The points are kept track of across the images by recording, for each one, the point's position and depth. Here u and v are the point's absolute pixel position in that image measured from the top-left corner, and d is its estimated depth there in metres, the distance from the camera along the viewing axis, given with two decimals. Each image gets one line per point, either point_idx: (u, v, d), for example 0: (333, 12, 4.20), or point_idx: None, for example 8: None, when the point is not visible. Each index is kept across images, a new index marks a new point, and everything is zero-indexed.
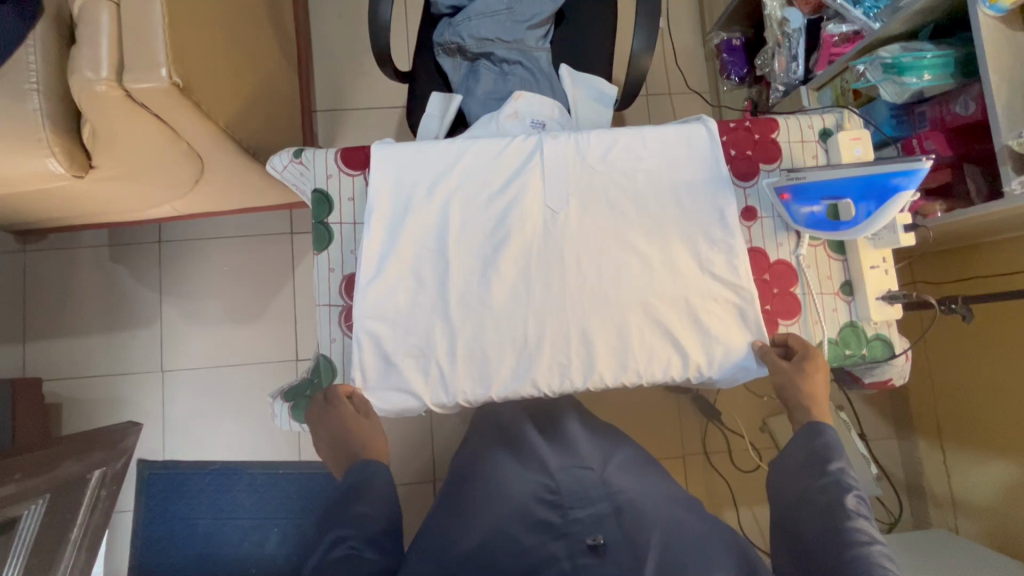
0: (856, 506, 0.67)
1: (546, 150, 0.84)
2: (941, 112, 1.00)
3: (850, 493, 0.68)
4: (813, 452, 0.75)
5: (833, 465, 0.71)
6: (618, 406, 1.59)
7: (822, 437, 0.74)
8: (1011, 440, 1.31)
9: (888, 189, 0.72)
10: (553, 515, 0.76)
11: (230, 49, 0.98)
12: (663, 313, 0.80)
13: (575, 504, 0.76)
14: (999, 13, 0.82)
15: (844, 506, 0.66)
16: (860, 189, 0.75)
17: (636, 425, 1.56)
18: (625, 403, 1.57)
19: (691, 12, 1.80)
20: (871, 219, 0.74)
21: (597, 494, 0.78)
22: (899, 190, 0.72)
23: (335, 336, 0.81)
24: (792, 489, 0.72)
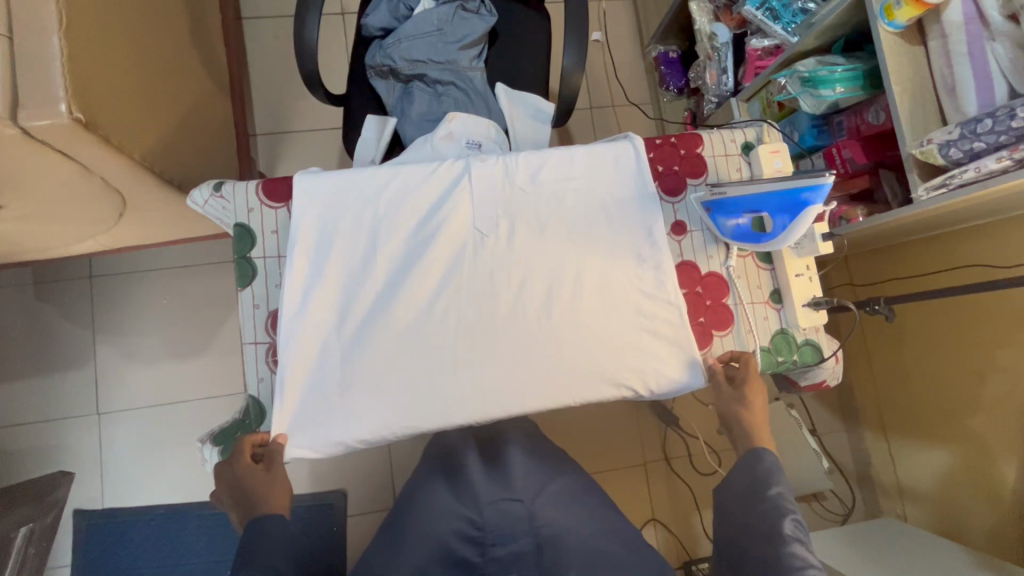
0: (794, 531, 0.70)
1: (473, 175, 0.83)
2: (857, 121, 1.03)
3: (788, 519, 0.70)
4: (748, 465, 0.77)
5: (772, 491, 0.73)
6: (577, 419, 1.58)
7: (763, 462, 0.76)
8: (946, 428, 1.37)
9: (798, 204, 0.73)
10: (473, 553, 0.82)
11: (145, 80, 0.94)
12: (594, 332, 0.82)
13: (496, 542, 0.82)
14: (897, 29, 0.86)
15: (781, 532, 0.69)
16: (775, 206, 0.76)
17: (596, 436, 1.57)
18: (583, 415, 1.57)
19: (630, 26, 1.84)
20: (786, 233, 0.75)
21: (522, 530, 0.83)
22: (808, 205, 0.73)
23: (262, 374, 0.79)
24: (738, 518, 0.75)
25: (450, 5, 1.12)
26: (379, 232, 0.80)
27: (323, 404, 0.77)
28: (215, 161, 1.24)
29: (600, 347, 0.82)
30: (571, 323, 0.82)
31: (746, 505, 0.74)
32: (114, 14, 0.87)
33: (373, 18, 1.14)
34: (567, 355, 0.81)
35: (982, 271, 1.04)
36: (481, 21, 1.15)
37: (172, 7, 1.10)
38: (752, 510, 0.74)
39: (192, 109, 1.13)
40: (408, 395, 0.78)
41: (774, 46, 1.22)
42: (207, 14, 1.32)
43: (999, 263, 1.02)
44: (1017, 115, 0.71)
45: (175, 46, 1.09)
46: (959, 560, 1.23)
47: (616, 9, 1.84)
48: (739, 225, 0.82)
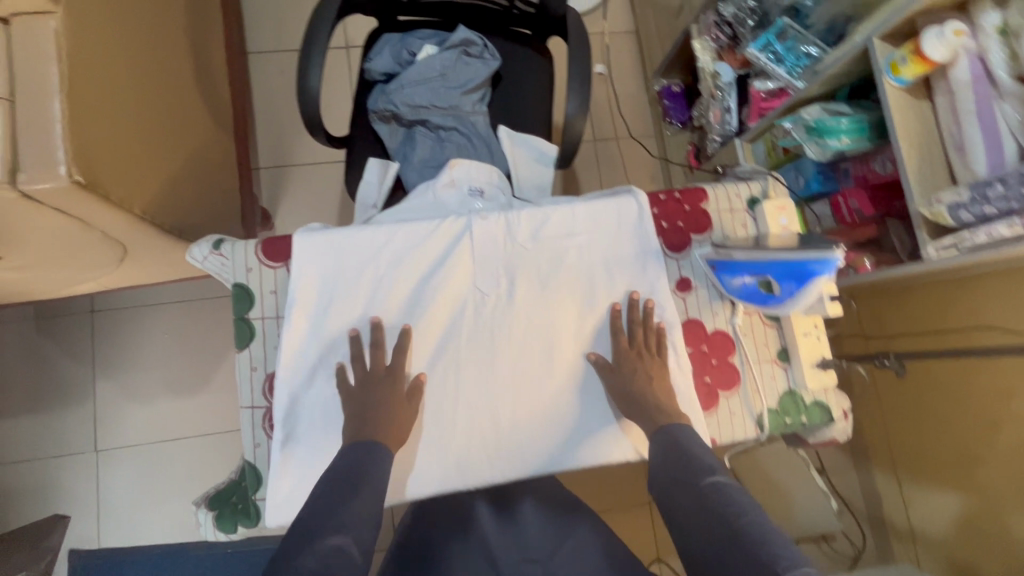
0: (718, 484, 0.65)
1: (475, 232, 0.82)
2: (863, 169, 1.03)
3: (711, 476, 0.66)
4: None
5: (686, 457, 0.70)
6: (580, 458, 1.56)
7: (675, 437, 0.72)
8: (957, 473, 1.35)
9: (806, 274, 0.72)
10: None
11: (146, 131, 0.94)
12: (597, 393, 0.81)
13: None
14: (903, 84, 0.86)
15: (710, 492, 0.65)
16: (783, 273, 0.75)
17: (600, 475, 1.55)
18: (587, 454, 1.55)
19: (632, 59, 1.84)
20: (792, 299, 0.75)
21: None
22: (815, 276, 0.72)
23: (258, 442, 0.76)
24: (675, 504, 0.68)
25: (452, 50, 1.12)
26: (378, 291, 0.79)
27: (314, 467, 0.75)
28: (216, 201, 1.23)
29: (603, 406, 0.81)
30: (573, 383, 0.81)
31: (675, 476, 0.69)
32: (116, 69, 0.87)
33: (375, 63, 1.14)
34: (570, 414, 0.80)
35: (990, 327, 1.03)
36: (483, 65, 1.14)
37: (175, 53, 1.10)
38: (678, 484, 0.68)
39: (194, 153, 1.13)
40: (408, 458, 0.77)
41: (778, 88, 1.22)
42: (211, 55, 1.32)
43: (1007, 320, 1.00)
44: None
45: (178, 92, 1.09)
46: None
47: (618, 42, 1.84)
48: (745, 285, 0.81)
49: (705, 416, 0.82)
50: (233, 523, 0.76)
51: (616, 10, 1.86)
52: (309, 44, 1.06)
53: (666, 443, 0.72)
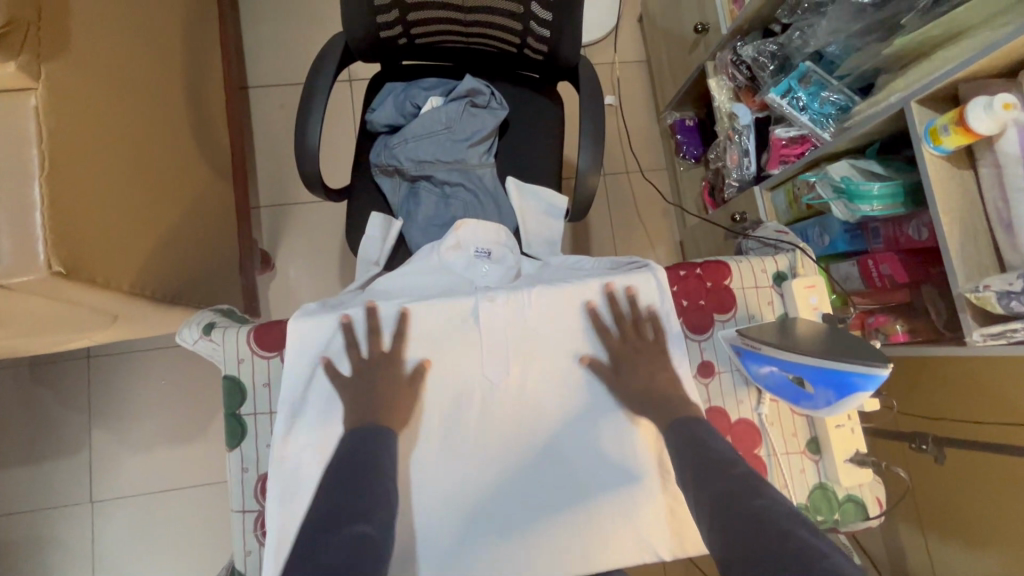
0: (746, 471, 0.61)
1: (483, 317, 0.77)
2: (895, 232, 0.95)
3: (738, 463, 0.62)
4: None
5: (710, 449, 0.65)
6: None
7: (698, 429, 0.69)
8: (988, 535, 1.28)
9: (847, 385, 0.65)
10: None
11: (136, 198, 0.89)
12: (615, 490, 0.75)
13: None
14: (943, 152, 0.79)
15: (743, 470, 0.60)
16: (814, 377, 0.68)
17: None
18: None
19: (644, 90, 1.78)
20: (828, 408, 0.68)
21: None
22: (857, 388, 0.64)
23: (249, 548, 0.71)
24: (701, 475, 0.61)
25: (458, 101, 1.07)
26: (379, 383, 0.75)
27: None
28: (214, 252, 1.19)
29: (619, 507, 0.74)
30: (588, 479, 0.75)
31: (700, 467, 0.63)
32: (103, 139, 0.82)
33: (378, 115, 1.09)
34: (584, 515, 0.74)
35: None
36: (491, 116, 1.09)
37: (169, 106, 1.06)
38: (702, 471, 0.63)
39: (189, 209, 1.09)
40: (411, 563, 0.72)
41: (800, 135, 1.15)
42: (209, 97, 1.28)
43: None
44: None
45: (171, 146, 1.04)
46: None
47: (629, 72, 1.79)
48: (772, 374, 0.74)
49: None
50: None
51: (625, 39, 1.80)
52: (309, 99, 1.01)
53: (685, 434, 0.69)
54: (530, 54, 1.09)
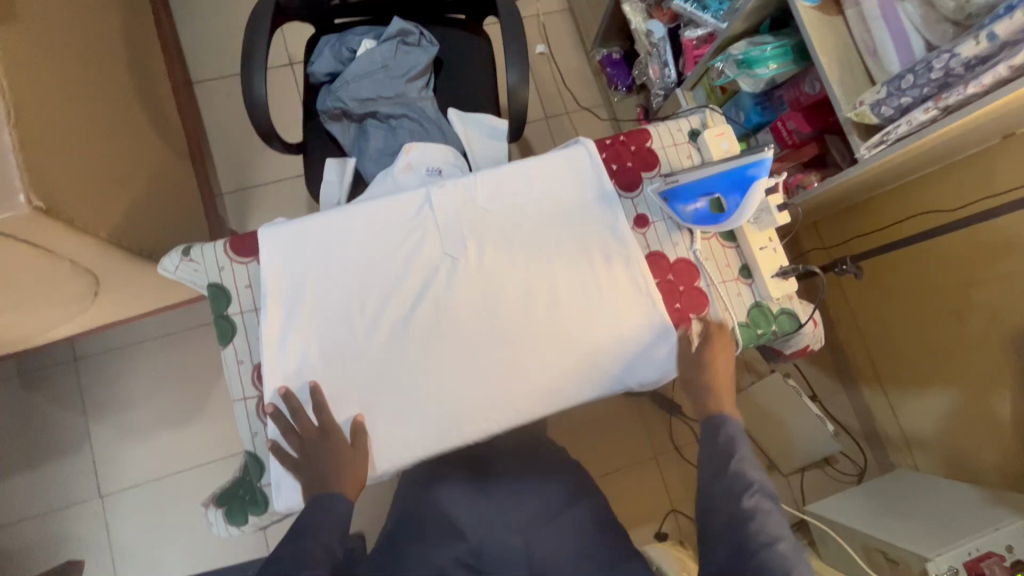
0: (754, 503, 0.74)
1: (435, 201, 0.85)
2: (796, 93, 1.07)
3: (750, 494, 0.74)
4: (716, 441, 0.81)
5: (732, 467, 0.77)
6: (584, 429, 1.59)
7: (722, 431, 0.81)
8: (933, 372, 1.40)
9: (746, 180, 0.80)
10: None
11: (99, 157, 0.95)
12: (577, 332, 0.84)
13: None
14: (813, 3, 0.90)
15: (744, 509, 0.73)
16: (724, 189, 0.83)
17: (606, 438, 1.58)
18: (588, 422, 1.59)
19: (571, 33, 1.88)
20: (739, 209, 0.81)
21: None
22: (755, 180, 0.79)
23: (256, 430, 0.78)
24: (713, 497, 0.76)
25: (391, 41, 1.16)
26: (349, 272, 0.82)
27: (308, 442, 0.77)
28: (180, 226, 1.24)
29: (581, 349, 0.84)
30: (551, 328, 0.84)
31: (721, 487, 0.76)
32: (63, 103, 0.88)
33: (318, 65, 1.17)
34: (554, 359, 0.83)
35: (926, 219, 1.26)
36: (423, 52, 1.18)
37: (120, 85, 1.12)
38: (720, 497, 0.76)
39: (155, 182, 1.15)
40: (407, 425, 0.79)
41: (707, 33, 1.26)
42: (157, 86, 1.33)
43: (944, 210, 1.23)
44: (933, 67, 0.73)
45: (126, 119, 1.10)
46: (971, 501, 1.24)
47: (555, 19, 1.88)
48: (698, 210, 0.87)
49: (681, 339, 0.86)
50: (243, 515, 0.77)
51: None
52: (251, 51, 1.07)
53: (718, 448, 0.80)
54: None
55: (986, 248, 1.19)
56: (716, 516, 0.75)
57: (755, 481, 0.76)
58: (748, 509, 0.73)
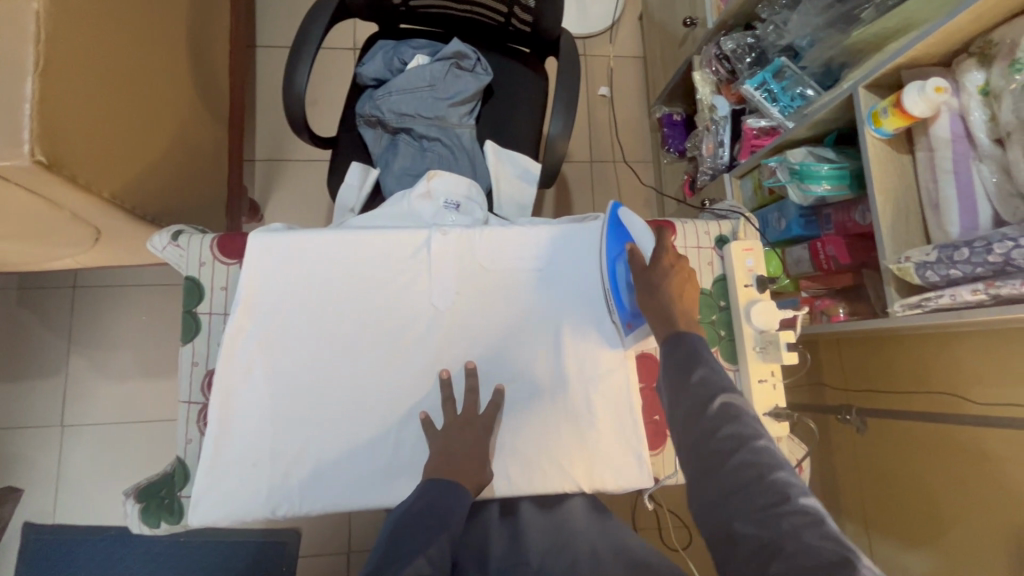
0: (727, 404, 0.60)
1: (433, 247, 0.81)
2: (843, 218, 1.00)
3: (721, 396, 0.60)
4: (680, 350, 0.66)
5: (696, 374, 0.63)
6: None
7: (685, 343, 0.66)
8: (928, 534, 1.27)
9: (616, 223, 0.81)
10: None
11: (125, 116, 0.94)
12: (540, 420, 0.79)
13: None
14: (884, 136, 0.83)
15: (716, 410, 0.59)
16: (621, 244, 0.80)
17: None
18: None
19: (638, 83, 1.82)
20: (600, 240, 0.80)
21: None
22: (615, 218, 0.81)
23: (191, 437, 0.76)
24: (679, 412, 0.61)
25: (444, 62, 1.12)
26: (327, 298, 0.78)
27: (238, 463, 0.74)
28: (195, 191, 1.23)
29: (537, 439, 0.79)
30: (515, 407, 0.79)
31: (684, 401, 0.61)
32: (101, 56, 0.88)
33: (366, 68, 1.15)
34: (510, 442, 0.79)
35: (952, 397, 1.07)
36: (475, 79, 1.14)
37: (173, 42, 1.11)
38: (682, 413, 0.61)
39: (180, 144, 1.14)
40: (340, 472, 0.75)
41: (770, 126, 1.19)
42: (212, 46, 1.33)
43: (970, 396, 1.03)
44: (993, 249, 0.66)
45: (169, 78, 1.09)
46: None
47: (625, 65, 1.83)
48: (616, 282, 0.79)
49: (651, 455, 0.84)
50: (156, 519, 0.75)
51: (626, 34, 1.85)
52: (303, 40, 1.05)
53: (679, 353, 0.66)
54: (517, 24, 1.13)
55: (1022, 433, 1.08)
56: (681, 435, 0.60)
57: (722, 385, 0.61)
58: (718, 416, 0.59)
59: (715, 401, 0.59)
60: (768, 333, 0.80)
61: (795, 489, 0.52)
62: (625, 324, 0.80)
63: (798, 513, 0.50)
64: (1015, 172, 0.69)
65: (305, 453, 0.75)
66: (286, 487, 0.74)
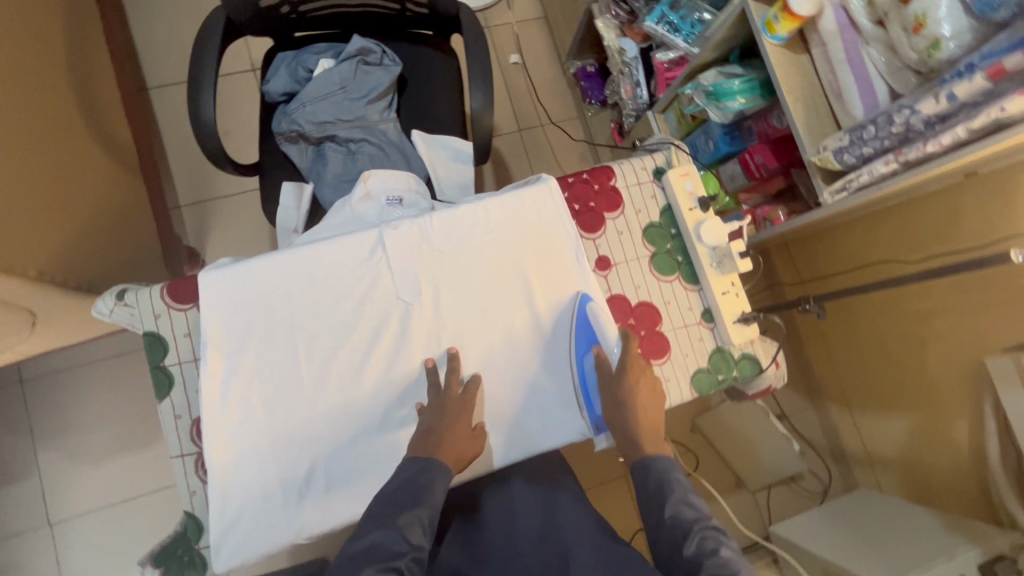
0: (674, 505, 0.72)
1: (388, 244, 0.81)
2: (764, 126, 1.06)
3: (666, 494, 0.73)
4: (632, 464, 0.78)
5: (649, 478, 0.75)
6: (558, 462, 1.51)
7: (634, 449, 0.79)
8: (900, 396, 1.40)
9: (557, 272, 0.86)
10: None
11: (27, 189, 0.89)
12: (533, 381, 0.82)
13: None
14: (780, 41, 0.89)
15: (663, 515, 0.72)
16: (588, 346, 0.82)
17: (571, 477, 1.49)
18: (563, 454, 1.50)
19: (545, 44, 1.83)
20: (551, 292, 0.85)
21: None
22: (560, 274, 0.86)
23: (193, 488, 0.75)
24: (645, 513, 0.74)
25: (350, 61, 1.11)
26: (296, 319, 0.78)
27: (250, 500, 0.74)
28: (125, 252, 1.17)
29: (535, 400, 0.82)
30: (506, 375, 0.82)
31: (647, 505, 0.74)
32: None
33: (272, 85, 1.11)
34: (510, 406, 0.81)
35: (892, 264, 1.16)
36: (385, 72, 1.13)
37: (58, 101, 1.05)
38: (667, 551, 0.70)
39: (96, 208, 1.08)
40: (354, 480, 0.76)
41: (679, 57, 1.23)
42: (103, 97, 1.26)
43: (907, 260, 1.13)
44: (895, 121, 0.71)
45: (64, 140, 1.03)
46: (928, 527, 1.26)
47: (529, 29, 1.83)
48: (585, 383, 0.81)
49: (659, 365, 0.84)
50: None
51: None
52: (198, 70, 1.01)
53: (639, 474, 0.77)
54: (414, 8, 1.12)
55: (961, 281, 1.18)
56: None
57: (693, 519, 0.70)
58: (670, 519, 0.71)
59: (661, 505, 0.72)
60: (721, 247, 0.85)
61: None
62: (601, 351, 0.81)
63: None
64: (898, 49, 0.75)
65: (313, 472, 0.75)
66: (305, 509, 0.74)
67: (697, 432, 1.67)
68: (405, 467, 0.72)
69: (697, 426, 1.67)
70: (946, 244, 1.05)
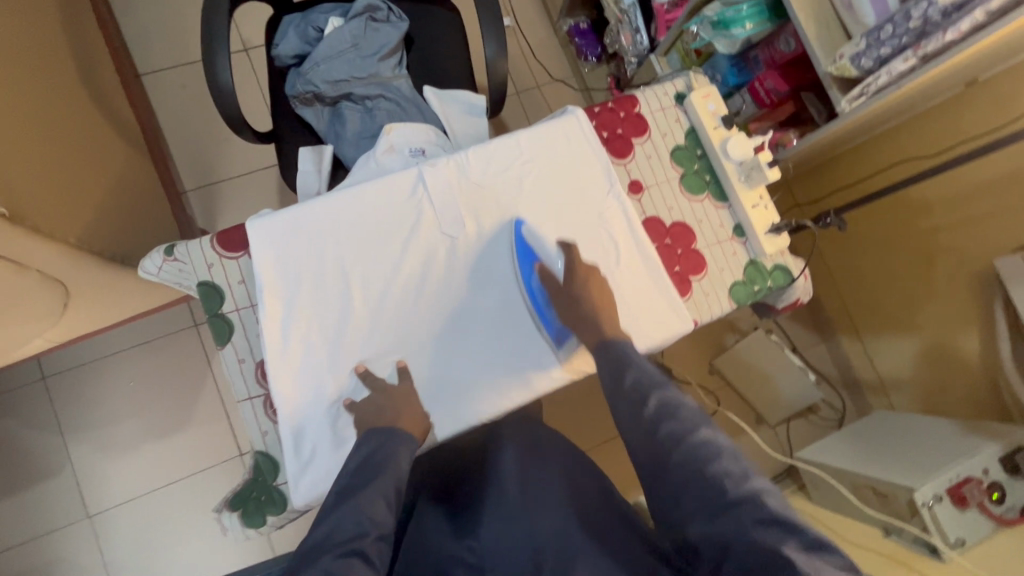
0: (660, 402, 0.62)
1: (428, 180, 0.82)
2: (771, 52, 1.09)
3: (654, 393, 0.63)
4: (604, 357, 0.69)
5: (629, 379, 0.66)
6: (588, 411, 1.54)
7: (612, 349, 0.69)
8: (910, 315, 1.46)
9: (522, 237, 0.82)
10: None
11: (50, 161, 0.88)
12: None
13: None
14: None
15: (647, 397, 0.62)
16: (528, 264, 0.82)
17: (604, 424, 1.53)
18: (590, 402, 1.54)
19: (536, 5, 1.83)
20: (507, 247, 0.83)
21: None
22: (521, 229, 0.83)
23: (265, 428, 0.77)
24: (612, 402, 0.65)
25: (359, 18, 1.10)
26: (348, 259, 0.79)
27: (320, 437, 0.75)
28: (144, 230, 1.16)
29: None
30: None
31: (621, 405, 0.64)
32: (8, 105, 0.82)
33: (283, 48, 1.12)
34: None
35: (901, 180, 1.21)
36: (393, 28, 1.13)
37: (63, 77, 1.03)
38: (626, 414, 0.63)
39: (112, 184, 1.07)
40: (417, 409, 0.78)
41: None
42: (102, 78, 1.23)
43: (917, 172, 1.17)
44: (912, 16, 0.75)
45: (76, 117, 1.02)
46: (947, 434, 1.32)
47: None
48: (536, 304, 0.81)
49: (683, 302, 0.86)
50: (261, 515, 0.76)
51: None
52: (208, 34, 0.99)
53: (611, 360, 0.69)
54: None
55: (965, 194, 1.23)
56: (626, 431, 0.63)
57: (654, 382, 0.64)
58: (656, 415, 0.61)
59: (649, 400, 0.62)
60: (748, 161, 0.88)
61: (755, 490, 0.55)
62: (554, 341, 0.81)
63: (744, 506, 0.53)
64: None
65: None
66: None
67: (714, 372, 1.71)
68: (379, 440, 0.68)
69: (714, 367, 1.71)
70: (950, 150, 1.11)
